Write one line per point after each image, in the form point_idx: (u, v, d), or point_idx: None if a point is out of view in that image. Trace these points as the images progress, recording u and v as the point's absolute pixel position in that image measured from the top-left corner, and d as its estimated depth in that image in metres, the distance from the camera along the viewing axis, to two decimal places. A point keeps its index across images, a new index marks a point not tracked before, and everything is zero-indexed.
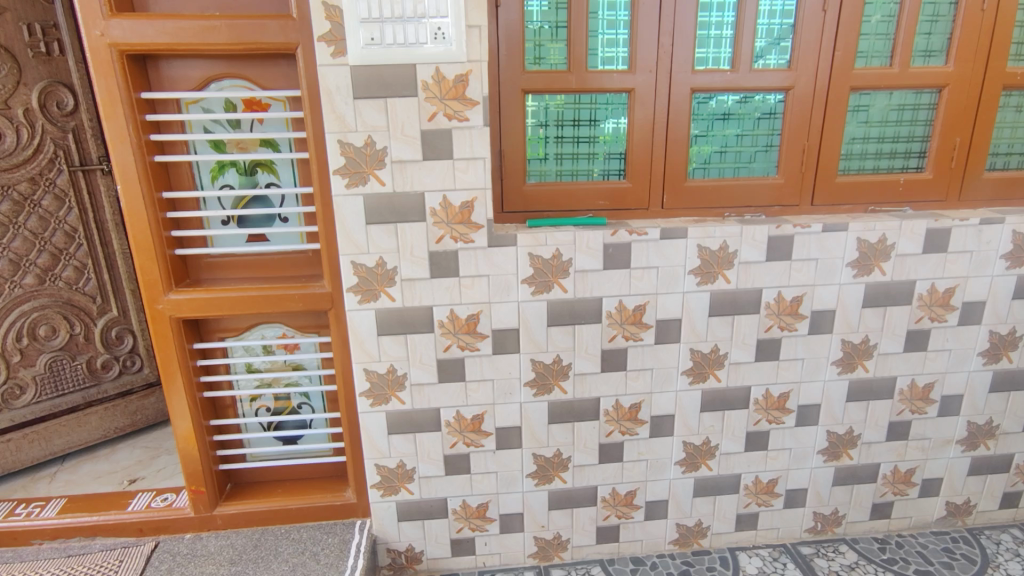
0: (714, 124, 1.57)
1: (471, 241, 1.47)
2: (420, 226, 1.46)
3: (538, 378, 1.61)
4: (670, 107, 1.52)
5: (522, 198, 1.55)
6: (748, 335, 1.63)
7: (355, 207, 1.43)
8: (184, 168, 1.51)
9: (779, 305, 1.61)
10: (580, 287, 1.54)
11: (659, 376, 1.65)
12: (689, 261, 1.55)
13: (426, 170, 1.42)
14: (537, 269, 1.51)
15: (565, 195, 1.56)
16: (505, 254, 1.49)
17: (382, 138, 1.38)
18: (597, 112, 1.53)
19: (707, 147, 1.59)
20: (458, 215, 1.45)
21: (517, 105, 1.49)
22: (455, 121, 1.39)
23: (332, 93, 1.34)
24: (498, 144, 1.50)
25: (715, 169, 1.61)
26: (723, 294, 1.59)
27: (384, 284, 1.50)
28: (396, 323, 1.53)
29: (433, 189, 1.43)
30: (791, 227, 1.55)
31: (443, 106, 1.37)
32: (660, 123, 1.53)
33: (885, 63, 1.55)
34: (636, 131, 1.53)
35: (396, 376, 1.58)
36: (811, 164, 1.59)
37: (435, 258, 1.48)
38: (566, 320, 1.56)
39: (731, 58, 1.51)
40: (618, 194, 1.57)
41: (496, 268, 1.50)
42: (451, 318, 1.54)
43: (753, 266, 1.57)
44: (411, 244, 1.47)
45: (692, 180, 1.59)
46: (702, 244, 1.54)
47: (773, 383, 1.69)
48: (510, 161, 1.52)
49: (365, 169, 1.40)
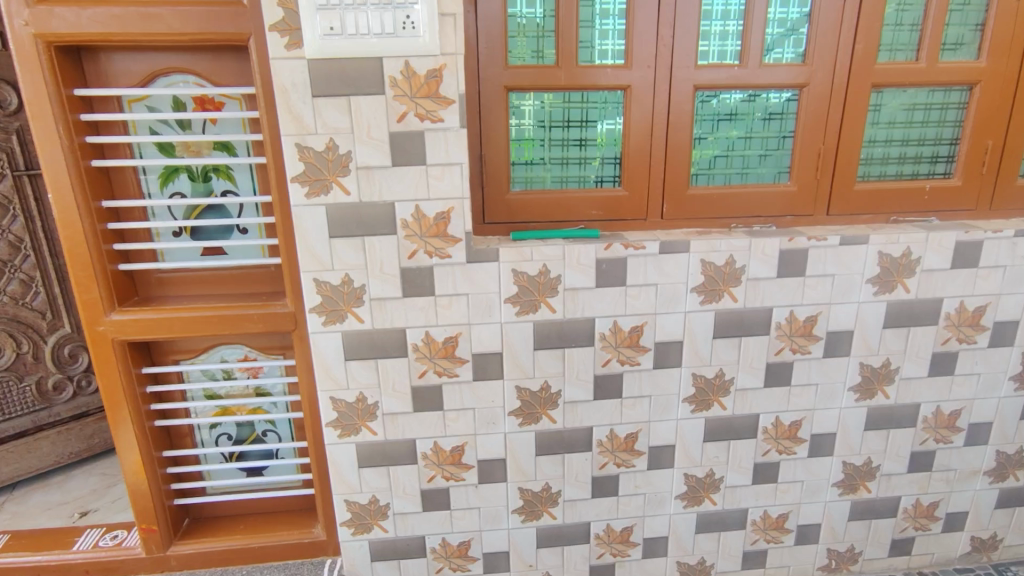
0: (719, 125, 1.41)
1: (447, 256, 1.32)
2: (391, 239, 1.30)
3: (524, 407, 1.46)
4: (670, 106, 1.36)
5: (505, 207, 1.39)
6: (756, 358, 1.48)
7: (317, 219, 1.28)
8: (129, 173, 1.36)
9: (792, 326, 1.45)
10: (570, 306, 1.38)
11: (658, 403, 1.50)
12: (691, 278, 1.39)
13: (396, 177, 1.26)
14: (522, 287, 1.35)
15: (553, 205, 1.40)
16: (486, 271, 1.34)
17: (345, 142, 1.23)
18: (589, 112, 1.38)
19: (711, 151, 1.43)
20: (433, 227, 1.30)
21: (499, 104, 1.33)
22: (428, 122, 1.23)
23: (288, 90, 1.19)
24: (478, 149, 1.35)
25: (721, 175, 1.45)
26: (729, 313, 1.43)
27: (351, 304, 1.34)
28: (365, 346, 1.37)
29: (404, 199, 1.28)
30: (805, 240, 1.39)
31: (414, 105, 1.22)
32: (659, 124, 1.37)
33: (911, 58, 1.39)
34: (632, 134, 1.38)
35: (367, 405, 1.42)
36: (827, 170, 1.43)
37: (407, 276, 1.33)
38: (555, 343, 1.41)
39: (738, 52, 1.35)
40: (614, 204, 1.42)
41: (476, 286, 1.34)
42: (426, 341, 1.38)
43: (762, 283, 1.41)
44: (381, 259, 1.31)
45: (696, 188, 1.43)
46: (707, 258, 1.38)
47: (783, 411, 1.53)
48: (492, 166, 1.37)
49: (327, 176, 1.25)
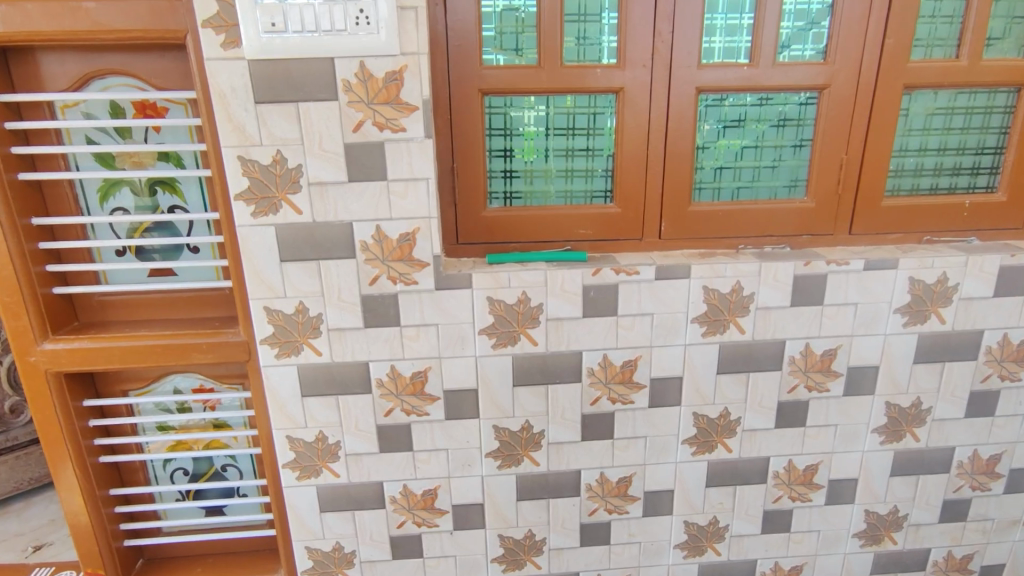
0: (727, 133, 1.24)
1: (414, 282, 1.17)
2: (349, 263, 1.15)
3: (503, 448, 1.31)
4: (670, 112, 1.19)
5: (481, 227, 1.24)
6: (766, 396, 1.30)
7: (266, 241, 1.13)
8: (65, 187, 1.23)
9: (808, 361, 1.28)
10: (554, 338, 1.23)
11: (654, 445, 1.33)
12: (692, 307, 1.23)
13: (354, 194, 1.11)
14: (499, 316, 1.20)
15: (536, 224, 1.24)
16: (458, 298, 1.19)
17: (294, 154, 1.08)
18: (577, 118, 1.21)
19: (716, 162, 1.26)
20: (397, 250, 1.15)
21: (473, 110, 1.17)
22: (389, 132, 1.08)
23: (227, 95, 1.04)
24: (450, 162, 1.20)
25: (727, 189, 1.28)
26: (735, 346, 1.27)
27: (307, 335, 1.19)
28: (324, 381, 1.23)
29: (364, 218, 1.13)
30: (824, 264, 1.21)
31: (373, 113, 1.07)
32: (657, 132, 1.21)
33: (949, 55, 1.20)
34: (626, 143, 1.21)
35: (327, 445, 1.27)
36: (851, 184, 1.25)
37: (368, 303, 1.18)
38: (537, 379, 1.26)
39: (749, 49, 1.18)
40: (605, 222, 1.25)
41: (447, 316, 1.20)
42: (392, 376, 1.23)
43: (773, 312, 1.24)
44: (339, 285, 1.17)
45: (698, 204, 1.26)
46: (709, 284, 1.22)
47: (797, 454, 1.35)
48: (467, 180, 1.21)
49: (276, 193, 1.10)
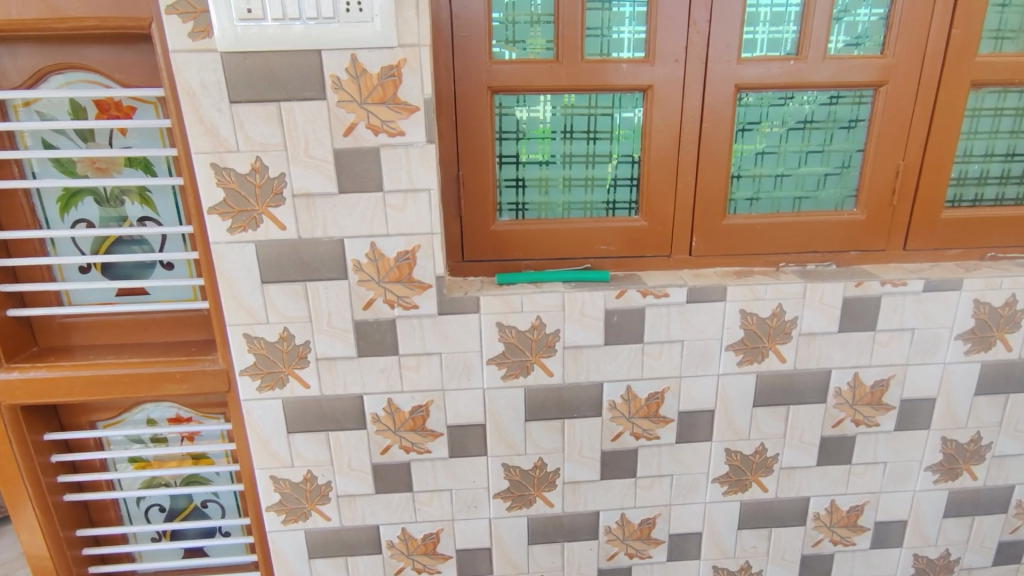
0: (768, 136, 1.10)
1: (413, 306, 1.03)
2: (340, 285, 1.01)
3: (513, 488, 1.17)
4: (704, 112, 1.05)
5: (490, 243, 1.10)
6: (808, 432, 1.16)
7: (244, 260, 0.99)
8: (19, 198, 1.09)
9: (855, 393, 1.14)
10: (571, 368, 1.09)
11: (681, 484, 1.20)
12: (727, 333, 1.09)
13: (345, 206, 0.97)
14: (511, 344, 1.07)
15: (552, 239, 1.10)
16: (463, 324, 1.05)
17: (276, 162, 0.94)
18: (599, 120, 1.07)
19: (755, 169, 1.11)
20: (394, 270, 1.01)
21: (482, 111, 1.03)
22: (385, 136, 0.94)
23: (197, 93, 0.89)
24: (455, 169, 1.06)
25: (767, 200, 1.14)
26: (775, 377, 1.12)
27: (293, 365, 1.05)
28: (313, 416, 1.09)
29: (357, 234, 0.99)
30: (878, 285, 1.07)
31: (366, 114, 0.92)
32: (690, 136, 1.06)
33: (1021, 48, 1.06)
34: (654, 148, 1.07)
35: (316, 486, 1.14)
36: (907, 194, 1.11)
37: (362, 330, 1.04)
38: (552, 413, 1.12)
39: (795, 41, 1.04)
40: (629, 237, 1.11)
41: (451, 344, 1.06)
42: (389, 410, 1.10)
43: (819, 339, 1.10)
44: (328, 310, 1.03)
45: (735, 216, 1.12)
46: (747, 308, 1.08)
47: (840, 494, 1.22)
48: (474, 190, 1.07)
49: (255, 207, 0.96)
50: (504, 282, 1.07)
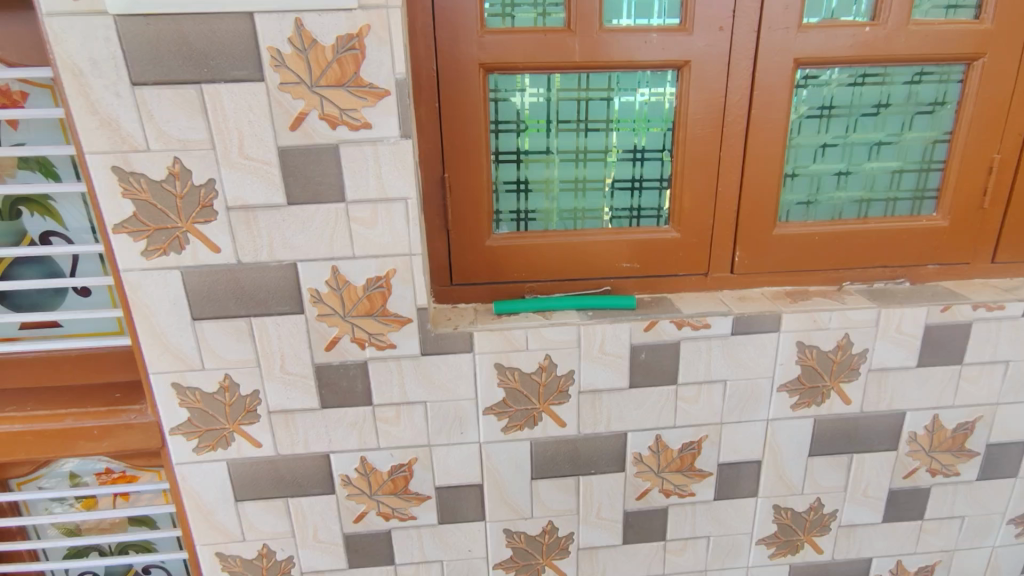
0: (834, 124, 0.87)
1: (389, 345, 0.82)
2: (295, 321, 0.79)
3: (517, 557, 0.96)
4: (755, 95, 0.83)
5: (486, 261, 0.88)
6: (873, 484, 0.96)
7: (165, 292, 0.76)
8: None
9: (933, 438, 0.94)
10: (588, 416, 0.88)
11: (720, 547, 0.99)
12: (780, 371, 0.88)
13: (297, 221, 0.75)
14: (513, 389, 0.85)
15: (563, 256, 0.89)
16: (454, 366, 0.84)
17: (201, 164, 0.71)
18: (621, 105, 0.85)
19: (815, 166, 0.89)
20: (365, 302, 0.79)
21: (473, 95, 0.81)
22: (344, 128, 0.72)
23: (86, 73, 0.66)
24: (440, 171, 0.84)
25: (829, 204, 0.92)
26: (836, 422, 0.92)
27: (238, 421, 0.83)
28: (267, 481, 0.87)
29: (315, 256, 0.77)
30: (969, 309, 0.86)
31: (319, 100, 0.70)
32: (736, 124, 0.84)
33: None
34: (691, 141, 0.85)
35: (275, 562, 0.92)
36: (999, 195, 0.90)
37: (325, 376, 0.82)
38: (565, 469, 0.91)
39: (870, 2, 0.82)
40: (657, 252, 0.90)
41: (439, 390, 0.85)
42: (362, 471, 0.88)
43: (893, 376, 0.89)
44: (281, 352, 0.81)
45: (787, 224, 0.90)
46: (808, 340, 0.86)
47: (908, 554, 1.02)
48: (465, 197, 0.85)
49: (177, 224, 0.73)
50: (503, 310, 0.85)
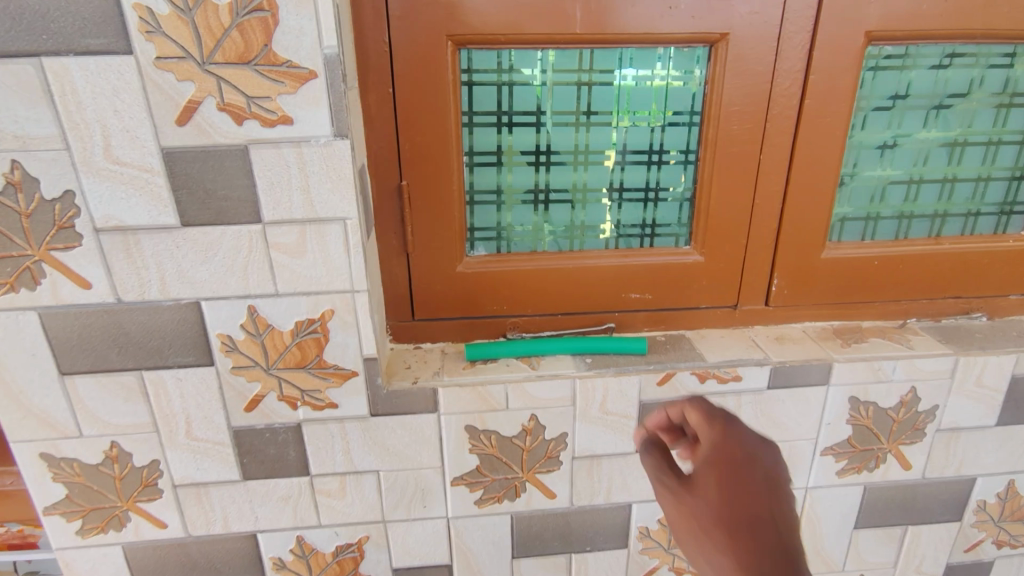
0: (906, 119, 0.68)
1: (328, 404, 0.63)
2: (201, 377, 0.60)
3: None
4: (810, 81, 0.63)
5: (456, 291, 0.70)
6: (929, 559, 0.79)
7: (21, 340, 0.56)
8: None
9: (1005, 507, 0.77)
10: (585, 486, 0.70)
11: None
12: (827, 432, 0.70)
13: (195, 248, 0.55)
14: (489, 456, 0.67)
15: (555, 285, 0.70)
16: (413, 428, 0.66)
17: (53, 170, 0.51)
18: (632, 91, 0.65)
19: (878, 173, 0.70)
20: (295, 352, 0.61)
21: (441, 78, 0.61)
22: (254, 124, 0.51)
23: None
24: (397, 177, 0.65)
25: (894, 221, 0.72)
26: (891, 490, 0.74)
27: (133, 498, 0.65)
28: (177, 566, 0.69)
29: (223, 294, 0.57)
30: None
31: (216, 84, 0.50)
32: (781, 120, 0.65)
33: None
34: (723, 140, 0.66)
35: None
36: None
37: (245, 443, 0.64)
38: (555, 546, 0.73)
39: None
40: (674, 281, 0.71)
41: (395, 456, 0.67)
42: (299, 553, 0.70)
43: (965, 437, 0.72)
44: (185, 414, 0.62)
45: (839, 246, 0.71)
46: (864, 396, 0.68)
47: None
48: (429, 209, 0.66)
49: (25, 250, 0.53)
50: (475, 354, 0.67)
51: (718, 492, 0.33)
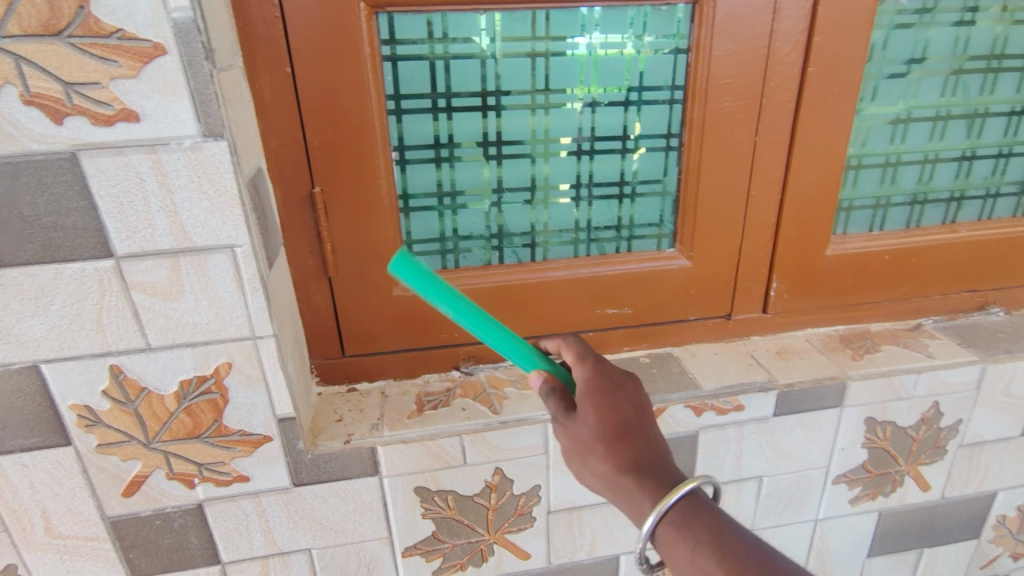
0: (922, 86, 0.57)
1: (235, 478, 0.49)
2: (57, 460, 0.46)
3: None
4: (814, 44, 0.52)
5: (395, 318, 0.56)
6: None
7: None
8: None
9: None
10: (564, 543, 0.59)
11: None
12: (839, 458, 0.61)
13: (19, 298, 0.40)
14: (448, 520, 0.55)
15: (516, 304, 0.58)
16: (349, 498, 0.53)
17: None
18: (601, 61, 0.52)
19: (889, 153, 0.59)
20: (183, 419, 0.46)
21: (356, 53, 0.47)
22: (82, 122, 0.37)
23: None
24: (308, 182, 0.50)
25: (904, 207, 0.62)
26: (908, 514, 0.65)
27: None
28: None
29: (71, 354, 0.43)
30: None
31: (15, 67, 0.35)
32: (781, 93, 0.53)
33: None
34: (712, 120, 0.54)
35: None
36: None
37: (129, 534, 0.50)
38: None
39: None
40: (658, 291, 0.59)
41: (329, 532, 0.54)
42: None
43: (989, 451, 0.63)
44: (40, 507, 0.47)
45: (845, 240, 0.61)
46: (880, 416, 0.59)
47: None
48: (353, 221, 0.52)
49: None
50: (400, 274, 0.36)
51: (600, 395, 0.38)
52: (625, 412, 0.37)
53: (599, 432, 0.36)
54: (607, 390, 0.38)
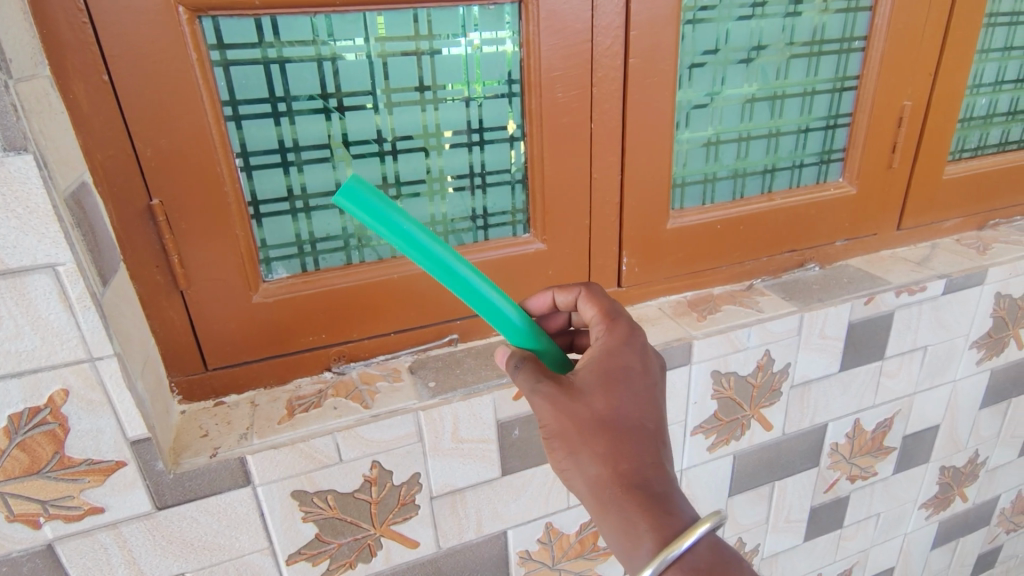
0: (729, 73, 0.64)
1: (88, 511, 0.47)
2: None
3: None
4: (631, 37, 0.57)
5: (257, 325, 0.55)
6: (795, 507, 0.81)
7: None
8: None
9: (854, 444, 0.80)
10: (452, 525, 0.61)
11: None
12: (693, 411, 0.67)
13: None
14: (330, 520, 0.55)
15: (383, 301, 0.59)
16: (221, 512, 0.51)
17: None
18: (439, 58, 0.54)
19: (710, 133, 0.66)
20: (18, 457, 0.43)
21: (181, 57, 0.46)
22: None
23: None
24: (144, 195, 0.48)
25: (727, 181, 0.70)
26: (757, 453, 0.74)
27: None
28: None
29: None
30: (891, 297, 0.71)
31: None
32: (607, 83, 0.58)
33: None
34: (549, 111, 0.57)
35: None
36: (908, 151, 0.73)
37: None
38: None
39: None
40: (519, 275, 0.63)
41: (203, 551, 0.52)
42: None
43: (816, 388, 0.73)
44: None
45: (681, 214, 0.67)
46: (722, 369, 0.66)
47: (828, 565, 0.91)
48: (199, 231, 0.51)
49: None
50: (346, 203, 0.36)
51: (623, 386, 0.39)
52: (637, 409, 0.39)
53: (590, 422, 0.38)
54: (621, 379, 0.40)
